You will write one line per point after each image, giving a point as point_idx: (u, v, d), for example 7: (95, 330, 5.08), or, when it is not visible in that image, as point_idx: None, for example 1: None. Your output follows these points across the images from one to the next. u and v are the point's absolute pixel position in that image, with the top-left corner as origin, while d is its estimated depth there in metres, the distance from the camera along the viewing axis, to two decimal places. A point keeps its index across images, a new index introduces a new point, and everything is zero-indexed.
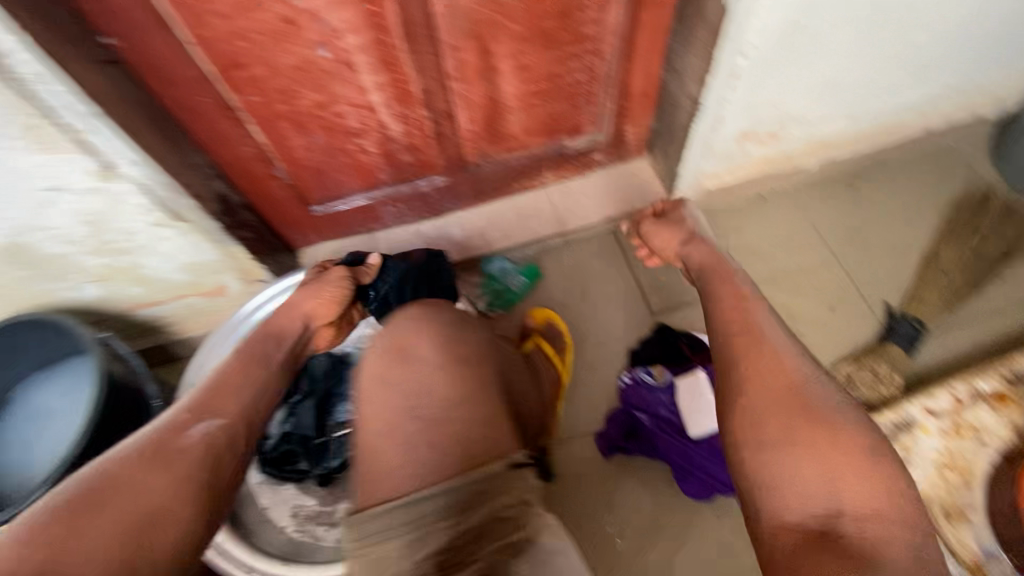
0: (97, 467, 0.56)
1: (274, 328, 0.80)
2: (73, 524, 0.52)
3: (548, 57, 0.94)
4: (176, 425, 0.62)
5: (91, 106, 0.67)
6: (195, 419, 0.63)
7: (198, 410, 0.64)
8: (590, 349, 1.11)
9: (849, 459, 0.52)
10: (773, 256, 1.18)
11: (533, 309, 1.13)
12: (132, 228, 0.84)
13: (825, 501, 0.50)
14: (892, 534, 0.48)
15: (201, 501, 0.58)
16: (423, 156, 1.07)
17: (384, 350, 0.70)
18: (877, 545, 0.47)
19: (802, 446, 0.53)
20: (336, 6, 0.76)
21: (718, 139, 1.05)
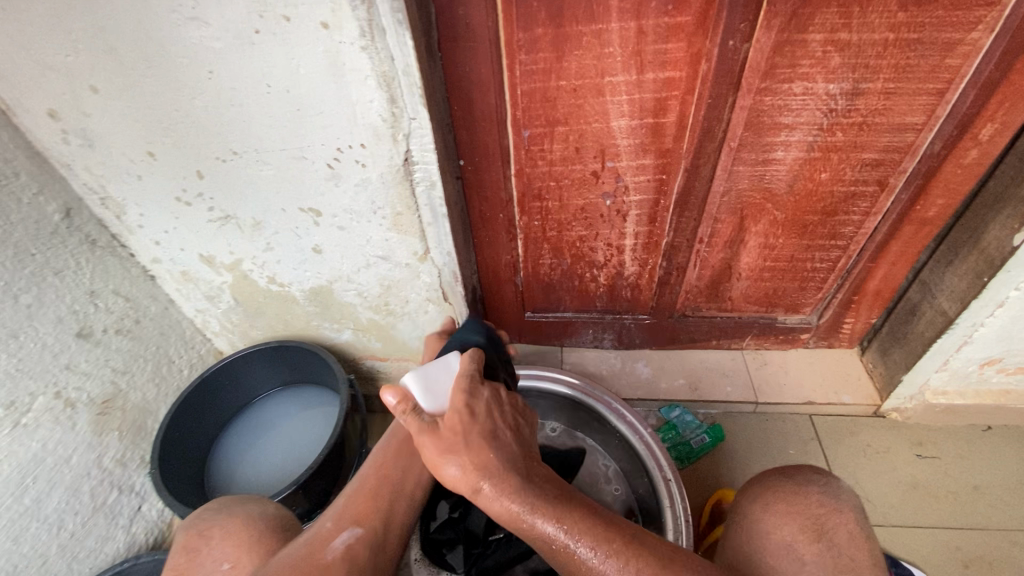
0: (334, 512, 0.66)
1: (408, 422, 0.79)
2: (372, 497, 0.68)
3: (796, 242, 1.01)
4: (323, 534, 0.61)
5: (443, 208, 0.83)
6: (338, 529, 0.62)
7: (341, 518, 0.63)
8: (800, 474, 0.71)
9: (789, 495, 0.68)
10: (1006, 501, 1.04)
11: (720, 491, 1.03)
12: (409, 299, 0.98)
13: (806, 513, 0.65)
14: (817, 502, 0.66)
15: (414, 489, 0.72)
16: (639, 296, 1.16)
17: (431, 439, 0.61)
18: (814, 504, 0.66)
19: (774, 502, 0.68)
20: (636, 170, 0.91)
21: (959, 357, 0.99)
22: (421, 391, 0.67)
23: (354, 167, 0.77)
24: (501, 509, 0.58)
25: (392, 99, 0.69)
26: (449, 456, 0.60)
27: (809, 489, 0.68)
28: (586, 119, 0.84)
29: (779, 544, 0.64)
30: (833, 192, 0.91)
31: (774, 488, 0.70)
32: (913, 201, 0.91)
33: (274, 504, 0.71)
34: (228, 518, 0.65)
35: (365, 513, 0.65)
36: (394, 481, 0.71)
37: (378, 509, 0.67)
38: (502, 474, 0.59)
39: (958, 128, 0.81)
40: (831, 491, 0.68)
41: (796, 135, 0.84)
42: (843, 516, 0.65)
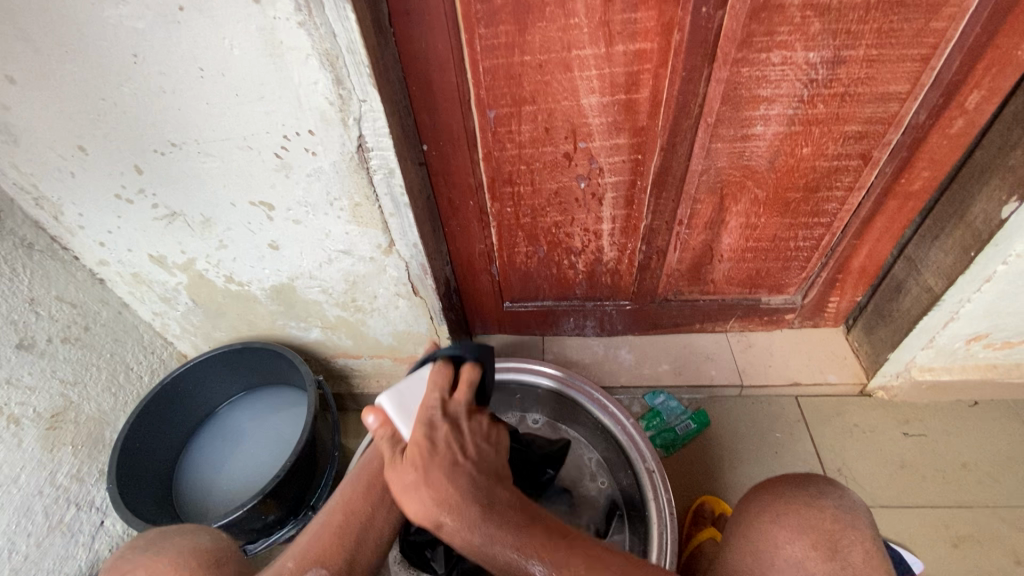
0: (297, 549, 0.63)
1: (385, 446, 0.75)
2: (339, 532, 0.65)
3: (778, 221, 0.97)
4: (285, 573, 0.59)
5: (405, 197, 0.78)
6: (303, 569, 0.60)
7: (305, 557, 0.61)
8: (813, 484, 0.68)
9: (802, 509, 0.65)
10: (994, 477, 1.02)
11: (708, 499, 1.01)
12: (377, 294, 0.93)
13: (820, 529, 0.63)
14: (831, 517, 0.64)
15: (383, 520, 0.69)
16: (620, 281, 1.12)
17: (397, 470, 0.58)
18: (829, 520, 0.63)
19: (785, 516, 0.65)
20: (610, 150, 0.86)
21: (945, 334, 0.97)
22: (396, 414, 0.62)
23: (304, 156, 0.71)
24: (461, 544, 0.55)
25: (338, 80, 0.63)
26: (410, 494, 0.56)
27: (823, 502, 0.65)
28: (554, 97, 0.79)
29: (786, 559, 0.61)
30: (815, 168, 0.88)
31: (783, 498, 0.67)
32: (898, 175, 0.87)
33: (209, 532, 0.66)
34: (156, 558, 0.59)
35: (327, 551, 0.63)
36: (362, 517, 0.68)
37: (344, 544, 0.64)
38: (466, 511, 0.55)
39: (943, 97, 0.77)
40: (846, 505, 0.65)
41: (775, 108, 0.80)
42: (857, 532, 0.62)
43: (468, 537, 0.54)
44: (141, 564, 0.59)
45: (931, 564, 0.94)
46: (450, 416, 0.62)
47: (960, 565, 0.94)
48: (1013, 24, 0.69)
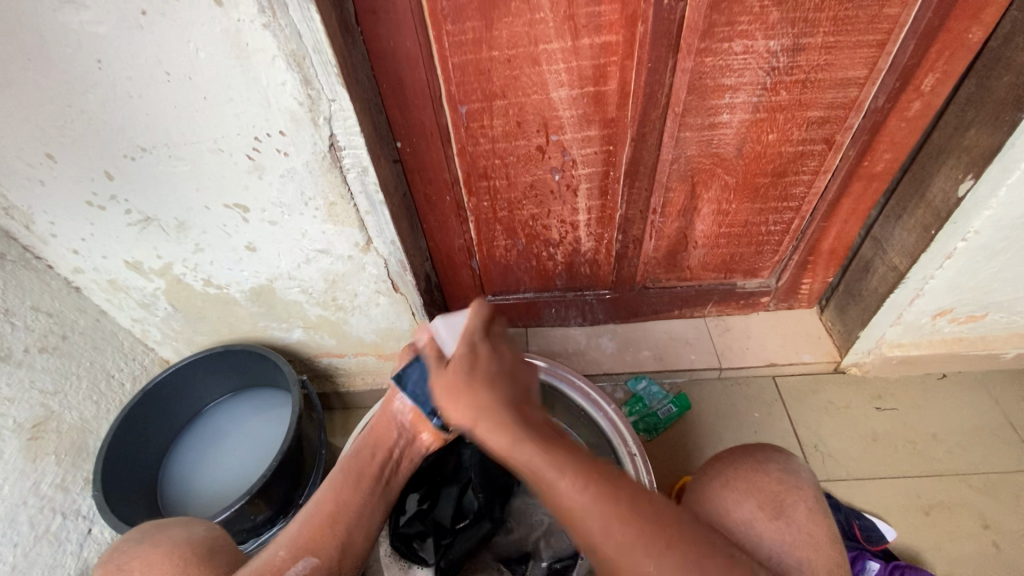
0: (289, 538, 0.65)
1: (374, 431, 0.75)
2: (329, 520, 0.66)
3: (749, 206, 0.99)
4: (277, 564, 0.61)
5: (379, 195, 0.78)
6: (291, 560, 0.62)
7: (295, 547, 0.63)
8: (761, 451, 0.71)
9: (749, 472, 0.68)
10: (961, 446, 1.07)
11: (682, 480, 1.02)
12: (357, 292, 0.94)
13: (767, 489, 0.66)
14: (777, 479, 0.67)
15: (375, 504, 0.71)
16: (598, 271, 1.14)
17: (441, 379, 0.63)
18: (775, 481, 0.67)
19: (732, 479, 0.68)
20: (582, 142, 0.88)
21: (911, 311, 1.01)
22: (444, 332, 0.71)
23: (276, 157, 0.71)
24: (496, 448, 0.57)
25: (306, 80, 0.64)
26: (452, 395, 0.60)
27: (769, 467, 0.68)
28: (523, 91, 0.80)
29: (738, 523, 0.65)
30: (781, 153, 0.90)
31: (733, 466, 0.69)
32: (860, 158, 0.90)
33: (204, 523, 0.69)
34: (154, 550, 0.62)
35: (318, 540, 0.64)
36: (353, 505, 0.69)
37: (335, 533, 0.66)
38: (505, 413, 0.57)
39: (900, 81, 0.80)
40: (790, 469, 0.68)
41: (739, 96, 0.82)
42: (802, 493, 0.66)
43: (504, 435, 0.55)
44: (141, 556, 0.61)
45: (905, 533, 0.97)
46: (489, 343, 0.67)
47: (930, 530, 0.98)
48: (961, 8, 0.71)
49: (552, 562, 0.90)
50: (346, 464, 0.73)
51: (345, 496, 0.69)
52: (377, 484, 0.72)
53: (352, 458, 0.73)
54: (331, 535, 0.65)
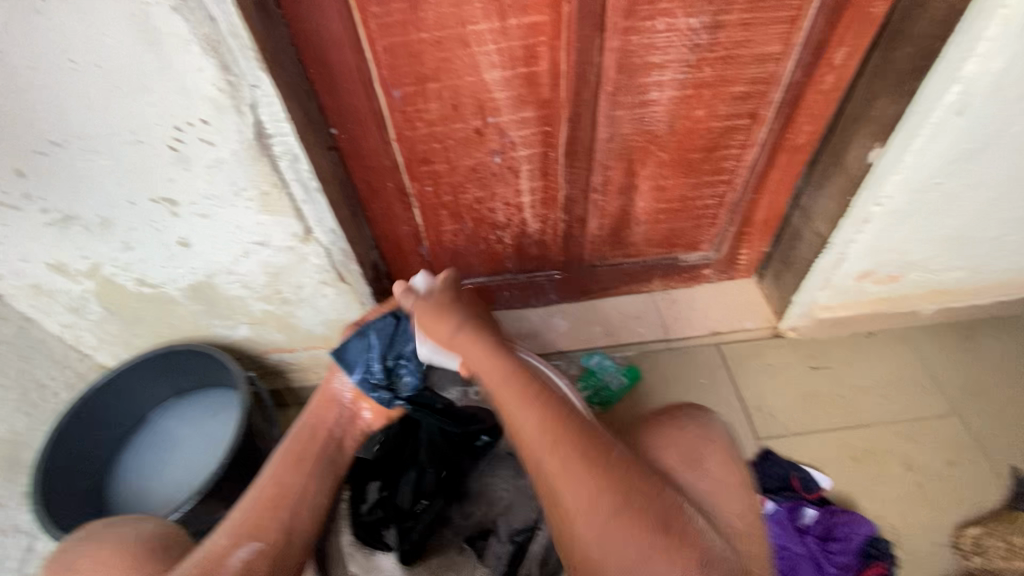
0: (231, 523, 0.67)
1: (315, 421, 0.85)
2: (273, 506, 0.70)
3: (685, 181, 1.03)
4: (219, 550, 0.63)
5: (315, 183, 0.77)
6: (234, 544, 0.64)
7: (236, 533, 0.65)
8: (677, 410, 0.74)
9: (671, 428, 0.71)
10: (888, 397, 1.15)
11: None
12: (302, 283, 0.93)
13: (688, 443, 0.69)
14: (694, 433, 0.70)
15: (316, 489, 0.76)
16: (547, 252, 1.16)
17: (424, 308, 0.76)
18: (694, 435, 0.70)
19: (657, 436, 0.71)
20: (519, 123, 0.89)
21: (838, 274, 1.07)
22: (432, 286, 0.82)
23: (201, 147, 0.69)
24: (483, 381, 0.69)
25: (225, 66, 0.62)
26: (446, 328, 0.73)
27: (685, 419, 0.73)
28: (456, 73, 0.80)
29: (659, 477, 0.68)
30: (710, 128, 0.94)
31: (654, 425, 0.73)
32: (784, 130, 0.95)
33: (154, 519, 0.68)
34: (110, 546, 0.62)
35: (262, 523, 0.67)
36: (293, 488, 0.74)
37: (279, 517, 0.69)
38: (501, 355, 0.70)
39: (814, 55, 0.84)
40: (703, 424, 0.72)
41: (667, 74, 0.84)
42: (714, 443, 0.70)
43: (493, 372, 0.68)
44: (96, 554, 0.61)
45: (840, 482, 1.05)
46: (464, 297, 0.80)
47: (859, 475, 1.06)
48: None
49: (512, 534, 0.93)
50: (282, 454, 0.79)
51: (288, 484, 0.74)
52: (316, 468, 0.78)
53: (290, 448, 0.80)
54: (275, 520, 0.69)
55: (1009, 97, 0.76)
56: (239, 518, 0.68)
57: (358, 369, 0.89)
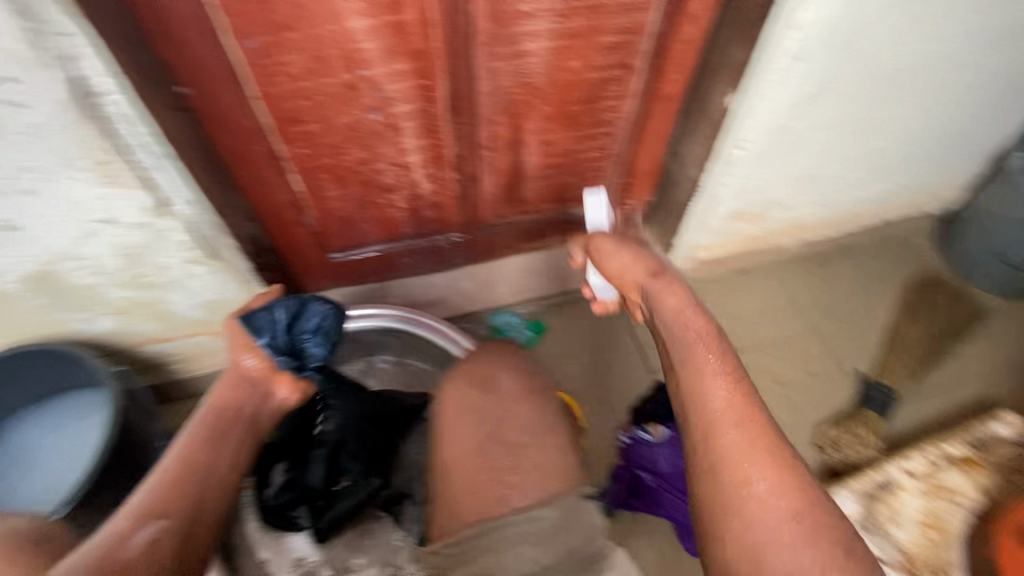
0: (137, 506, 0.59)
1: (222, 401, 0.76)
2: (181, 484, 0.62)
3: (569, 134, 1.05)
4: (119, 535, 0.54)
5: (162, 147, 0.70)
6: (136, 526, 0.56)
7: (137, 515, 0.57)
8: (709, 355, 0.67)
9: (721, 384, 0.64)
10: (760, 324, 1.29)
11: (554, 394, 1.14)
12: (168, 263, 0.84)
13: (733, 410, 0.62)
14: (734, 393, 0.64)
15: (233, 465, 0.69)
16: (443, 214, 1.14)
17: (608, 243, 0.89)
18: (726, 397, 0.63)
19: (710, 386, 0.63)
20: (393, 77, 0.85)
21: (712, 216, 1.17)
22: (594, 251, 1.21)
23: (10, 110, 0.59)
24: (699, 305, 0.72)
25: (24, 10, 0.54)
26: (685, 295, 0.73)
27: (482, 359, 0.88)
28: (316, 21, 0.75)
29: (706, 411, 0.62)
30: (587, 79, 0.96)
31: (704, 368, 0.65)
32: (654, 80, 0.99)
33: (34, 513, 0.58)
34: None
35: (165, 503, 0.60)
36: (205, 465, 0.66)
37: (188, 497, 0.62)
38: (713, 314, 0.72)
39: (674, 5, 0.88)
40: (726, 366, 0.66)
41: (539, 23, 0.84)
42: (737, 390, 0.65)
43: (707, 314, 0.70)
44: None
45: None
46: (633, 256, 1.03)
47: None
48: None
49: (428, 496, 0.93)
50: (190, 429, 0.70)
51: (202, 462, 0.66)
52: (233, 445, 0.71)
53: (202, 424, 0.71)
54: (185, 500, 0.61)
55: (836, 41, 0.85)
56: (142, 499, 0.60)
57: (265, 332, 0.83)
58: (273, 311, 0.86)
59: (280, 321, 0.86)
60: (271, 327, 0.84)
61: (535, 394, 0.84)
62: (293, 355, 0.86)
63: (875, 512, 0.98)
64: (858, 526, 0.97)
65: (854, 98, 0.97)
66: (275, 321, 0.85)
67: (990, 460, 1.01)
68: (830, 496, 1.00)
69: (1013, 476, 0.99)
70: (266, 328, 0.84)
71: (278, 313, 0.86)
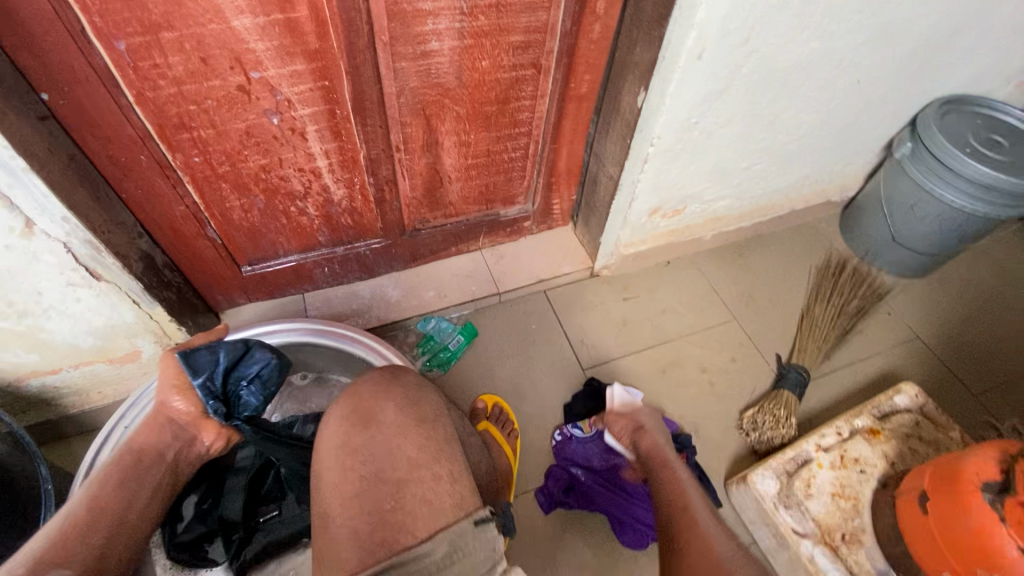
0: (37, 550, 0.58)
1: (138, 443, 0.73)
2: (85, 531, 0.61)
3: (486, 135, 1.04)
4: None
5: (20, 160, 0.63)
6: None
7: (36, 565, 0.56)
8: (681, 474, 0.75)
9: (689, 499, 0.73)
10: (685, 314, 1.33)
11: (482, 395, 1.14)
12: (41, 288, 0.76)
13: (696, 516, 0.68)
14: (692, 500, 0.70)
15: (146, 505, 0.68)
16: (361, 220, 1.10)
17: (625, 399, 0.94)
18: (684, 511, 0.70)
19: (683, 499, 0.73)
20: (290, 79, 0.80)
21: (633, 213, 1.19)
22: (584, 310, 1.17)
23: None
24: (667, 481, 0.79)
25: None
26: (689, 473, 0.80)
27: (363, 392, 0.72)
28: (194, 19, 0.69)
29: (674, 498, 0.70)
30: (498, 80, 0.95)
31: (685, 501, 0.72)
32: (566, 79, 1.00)
33: None
34: None
35: (70, 549, 0.58)
36: (115, 509, 0.65)
37: (93, 542, 0.60)
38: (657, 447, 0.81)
39: (578, 4, 0.89)
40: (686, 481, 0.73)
41: (442, 22, 0.82)
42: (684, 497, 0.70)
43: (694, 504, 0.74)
44: None
45: (652, 395, 1.20)
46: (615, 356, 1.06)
47: (666, 384, 1.22)
48: None
49: None
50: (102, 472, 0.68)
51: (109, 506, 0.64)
52: (146, 487, 0.69)
53: (116, 466, 0.69)
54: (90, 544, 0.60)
55: (733, 41, 0.88)
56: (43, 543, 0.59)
57: (202, 371, 0.77)
58: (213, 350, 0.78)
59: (218, 363, 0.78)
60: (207, 368, 0.77)
61: (426, 421, 0.70)
62: (224, 403, 0.78)
63: (792, 487, 1.03)
64: (775, 503, 1.01)
65: (754, 95, 1.02)
66: (212, 361, 0.77)
67: (892, 430, 1.08)
68: (750, 478, 1.04)
69: (913, 443, 1.06)
70: (200, 367, 0.77)
71: (218, 355, 0.78)
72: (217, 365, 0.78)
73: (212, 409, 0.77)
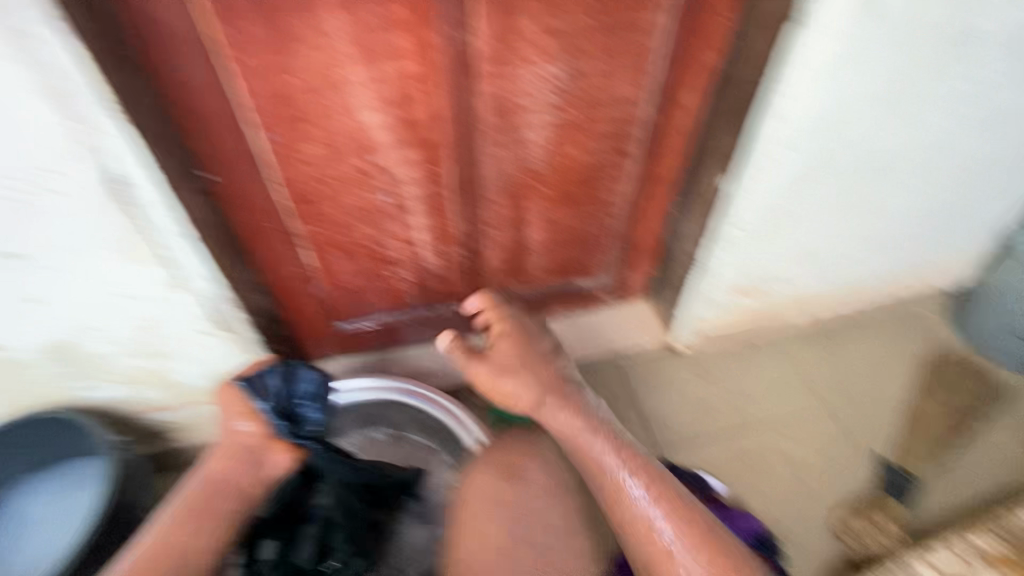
0: None
1: None
2: None
3: (570, 213, 1.10)
4: None
5: (188, 229, 0.75)
6: None
7: None
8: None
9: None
10: (769, 400, 1.26)
11: None
12: (179, 334, 0.88)
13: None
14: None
15: None
16: (449, 286, 1.18)
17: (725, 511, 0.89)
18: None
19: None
20: (403, 163, 0.91)
21: (714, 291, 1.18)
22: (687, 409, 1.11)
23: (51, 196, 0.65)
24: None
25: (75, 114, 0.60)
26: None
27: None
28: (334, 116, 0.82)
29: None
30: (585, 164, 1.02)
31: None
32: (650, 164, 1.05)
33: None
34: None
35: None
36: None
37: None
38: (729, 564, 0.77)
39: (665, 98, 0.95)
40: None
41: (539, 115, 0.91)
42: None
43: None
44: None
45: (731, 486, 1.14)
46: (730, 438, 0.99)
47: (746, 476, 1.15)
48: (694, 40, 0.88)
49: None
50: None
51: None
52: None
53: None
54: None
55: (821, 131, 0.90)
56: None
57: (268, 397, 0.92)
58: (279, 375, 0.94)
59: (286, 384, 0.94)
60: (275, 390, 0.93)
61: None
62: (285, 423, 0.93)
63: None
64: None
65: (844, 182, 1.01)
66: (284, 383, 0.94)
67: None
68: None
69: None
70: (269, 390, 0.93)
71: (284, 377, 0.94)
72: (283, 386, 0.94)
73: (278, 429, 0.92)
